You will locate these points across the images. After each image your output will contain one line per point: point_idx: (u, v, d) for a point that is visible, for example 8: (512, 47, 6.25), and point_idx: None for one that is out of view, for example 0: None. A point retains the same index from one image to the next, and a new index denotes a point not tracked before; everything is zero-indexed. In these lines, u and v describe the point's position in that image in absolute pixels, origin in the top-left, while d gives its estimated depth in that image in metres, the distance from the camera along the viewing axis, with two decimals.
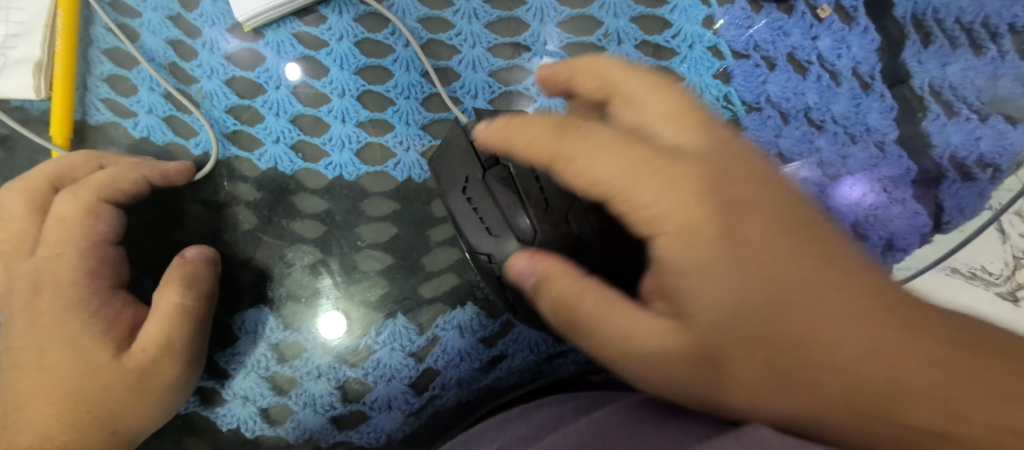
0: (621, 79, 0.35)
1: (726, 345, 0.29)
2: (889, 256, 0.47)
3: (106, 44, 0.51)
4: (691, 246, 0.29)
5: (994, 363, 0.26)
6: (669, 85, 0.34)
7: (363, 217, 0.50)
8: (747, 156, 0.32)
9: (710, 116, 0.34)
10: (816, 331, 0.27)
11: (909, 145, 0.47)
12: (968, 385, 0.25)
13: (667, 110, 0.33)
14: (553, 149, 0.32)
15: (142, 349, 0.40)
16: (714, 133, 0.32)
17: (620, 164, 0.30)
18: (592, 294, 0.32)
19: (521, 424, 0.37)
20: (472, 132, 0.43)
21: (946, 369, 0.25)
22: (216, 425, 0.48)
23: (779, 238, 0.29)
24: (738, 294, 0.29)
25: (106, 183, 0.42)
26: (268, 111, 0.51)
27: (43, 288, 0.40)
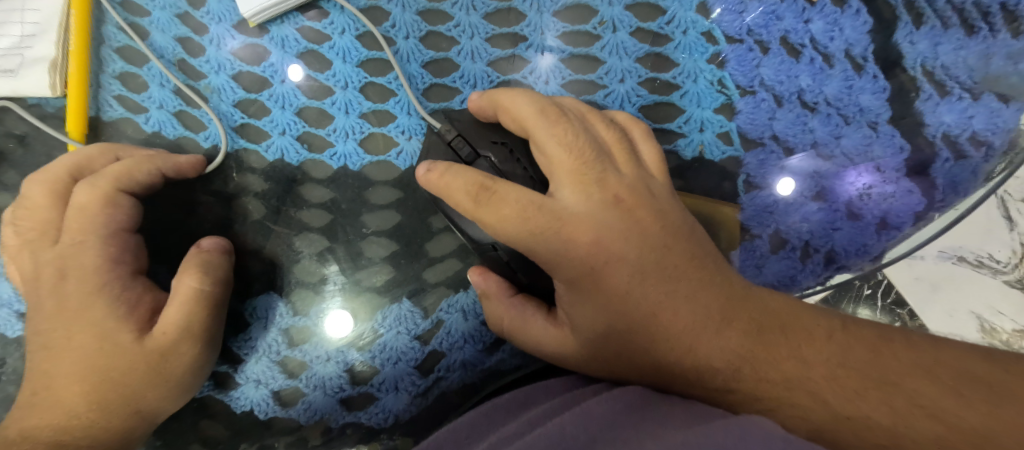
0: (535, 129, 0.41)
1: (604, 351, 0.39)
2: (884, 234, 0.47)
3: (118, 43, 0.53)
4: (578, 292, 0.39)
5: (771, 342, 0.37)
6: (577, 142, 0.40)
7: (367, 205, 0.52)
8: (626, 213, 0.39)
9: (607, 171, 0.41)
10: (655, 340, 0.38)
11: (902, 124, 0.48)
12: (746, 362, 0.36)
13: (569, 169, 0.40)
14: (473, 213, 0.40)
15: (163, 332, 0.42)
16: (603, 194, 0.40)
17: (526, 231, 0.39)
18: (509, 313, 0.44)
19: (513, 418, 0.39)
20: (446, 136, 0.44)
21: (735, 352, 0.36)
22: (231, 408, 0.50)
23: (638, 278, 0.38)
24: (607, 321, 0.39)
25: (123, 174, 0.44)
26: (274, 104, 0.52)
27: (67, 274, 0.42)
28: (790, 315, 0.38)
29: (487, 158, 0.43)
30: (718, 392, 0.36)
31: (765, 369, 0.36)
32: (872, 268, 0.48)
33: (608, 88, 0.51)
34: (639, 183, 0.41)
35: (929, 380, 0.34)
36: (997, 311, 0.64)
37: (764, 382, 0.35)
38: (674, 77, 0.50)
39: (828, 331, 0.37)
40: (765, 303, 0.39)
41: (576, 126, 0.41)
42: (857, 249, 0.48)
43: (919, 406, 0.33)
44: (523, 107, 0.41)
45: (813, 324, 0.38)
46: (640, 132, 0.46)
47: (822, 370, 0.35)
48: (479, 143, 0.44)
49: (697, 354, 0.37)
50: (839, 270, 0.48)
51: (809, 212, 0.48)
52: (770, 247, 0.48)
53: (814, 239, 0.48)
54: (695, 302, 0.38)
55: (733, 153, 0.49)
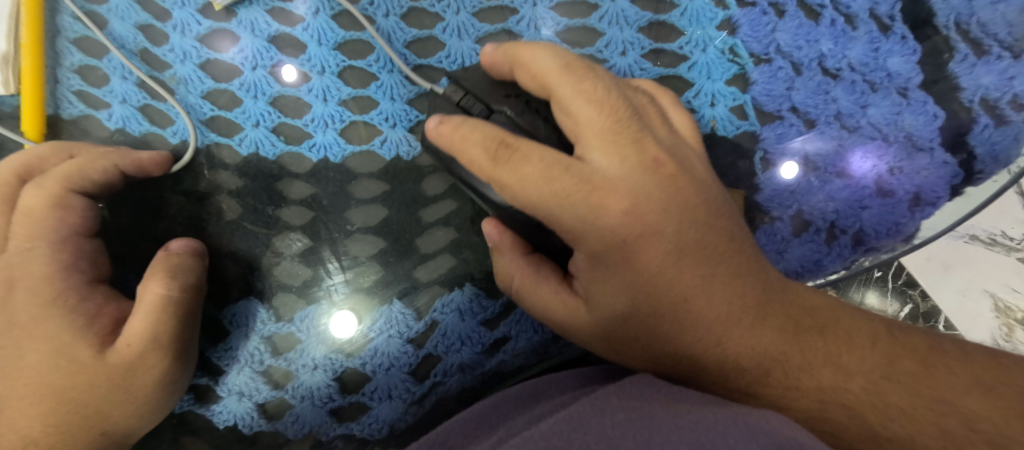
0: (559, 85, 0.36)
1: (620, 335, 0.35)
2: (917, 211, 0.43)
3: (75, 33, 0.49)
4: (600, 265, 0.34)
5: (808, 344, 0.33)
6: (609, 98, 0.36)
7: (352, 200, 0.48)
8: (666, 179, 0.35)
9: (643, 132, 0.36)
10: (682, 329, 0.33)
11: (935, 89, 0.43)
12: (777, 364, 0.32)
13: (600, 128, 0.35)
14: (490, 172, 0.35)
15: (128, 344, 0.38)
16: (640, 158, 0.35)
17: (548, 192, 0.34)
18: (521, 272, 0.38)
19: (522, 410, 0.35)
20: (454, 96, 0.40)
21: (767, 351, 0.33)
22: (214, 423, 0.46)
23: (675, 257, 0.34)
24: (630, 301, 0.34)
25: (73, 173, 0.40)
26: (246, 94, 0.48)
27: (16, 285, 0.38)
28: (829, 316, 0.34)
29: (503, 112, 0.39)
30: (739, 395, 0.33)
31: (797, 374, 0.32)
32: (905, 250, 0.43)
33: (609, 62, 0.46)
34: (678, 151, 0.37)
35: (989, 401, 0.30)
36: (1012, 289, 0.60)
37: (793, 390, 0.32)
38: (681, 47, 0.46)
39: (872, 337, 0.33)
40: (802, 300, 0.35)
41: (608, 82, 0.37)
42: (887, 228, 0.43)
43: (976, 430, 0.29)
44: (545, 61, 0.36)
45: (856, 328, 0.34)
46: (668, 99, 0.42)
47: (861, 381, 0.32)
48: (491, 98, 0.39)
49: (726, 349, 0.33)
50: (867, 252, 0.44)
51: (833, 189, 0.44)
52: (791, 230, 0.44)
53: (840, 220, 0.44)
54: (732, 291, 0.34)
55: (748, 127, 0.45)
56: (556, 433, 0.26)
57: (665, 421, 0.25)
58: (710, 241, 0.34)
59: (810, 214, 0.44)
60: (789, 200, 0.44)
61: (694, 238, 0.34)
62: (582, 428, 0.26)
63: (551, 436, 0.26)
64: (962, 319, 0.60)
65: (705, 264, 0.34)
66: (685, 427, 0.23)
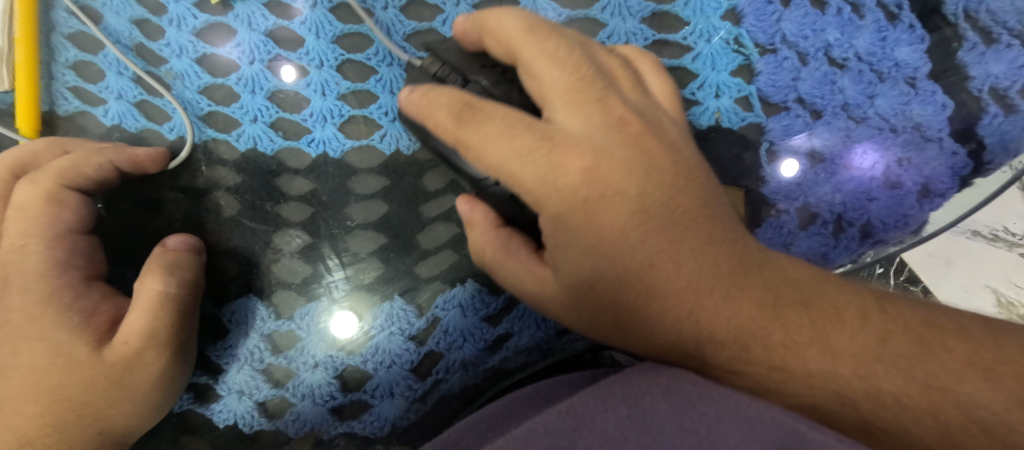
0: (523, 48, 0.36)
1: (590, 304, 0.35)
2: (926, 203, 0.42)
3: (70, 29, 0.48)
4: (564, 231, 0.34)
5: (789, 319, 0.32)
6: (572, 59, 0.36)
7: (351, 196, 0.47)
8: (632, 139, 0.35)
9: (609, 91, 0.36)
10: (651, 299, 0.33)
11: (944, 79, 0.42)
12: (756, 339, 0.31)
13: (563, 89, 0.35)
14: (453, 133, 0.36)
15: (125, 342, 0.38)
16: (605, 116, 0.35)
17: (509, 152, 0.34)
18: (492, 245, 0.38)
19: (533, 411, 0.34)
20: (431, 68, 0.40)
21: (744, 325, 0.31)
22: (214, 422, 0.46)
23: (638, 220, 0.33)
24: (594, 267, 0.34)
25: (67, 169, 0.39)
26: (243, 89, 0.48)
27: (11, 282, 0.37)
28: (815, 290, 0.33)
29: (479, 83, 0.38)
30: (718, 372, 0.32)
31: (778, 352, 0.31)
32: (912, 242, 0.43)
33: None
34: (649, 111, 0.37)
35: (990, 386, 0.28)
36: (1014, 284, 0.59)
37: (777, 370, 0.31)
38: (685, 37, 0.45)
39: (862, 313, 0.31)
40: (786, 273, 0.33)
41: (574, 44, 0.37)
42: (895, 221, 0.43)
43: (974, 421, 0.27)
44: (510, 24, 0.36)
45: (843, 302, 0.32)
46: (647, 63, 0.41)
47: (851, 363, 0.30)
48: (468, 69, 0.39)
49: (699, 321, 0.32)
50: (875, 244, 0.43)
51: (841, 181, 0.43)
52: (798, 223, 0.43)
53: (848, 212, 0.43)
54: (702, 260, 0.33)
55: (754, 119, 0.44)
56: (555, 432, 0.25)
57: (667, 418, 0.24)
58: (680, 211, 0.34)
59: (817, 206, 0.43)
60: (795, 192, 0.44)
61: (657, 197, 0.34)
62: (584, 425, 0.25)
63: (552, 432, 0.25)
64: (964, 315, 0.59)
65: (673, 229, 0.33)
66: (686, 429, 0.23)
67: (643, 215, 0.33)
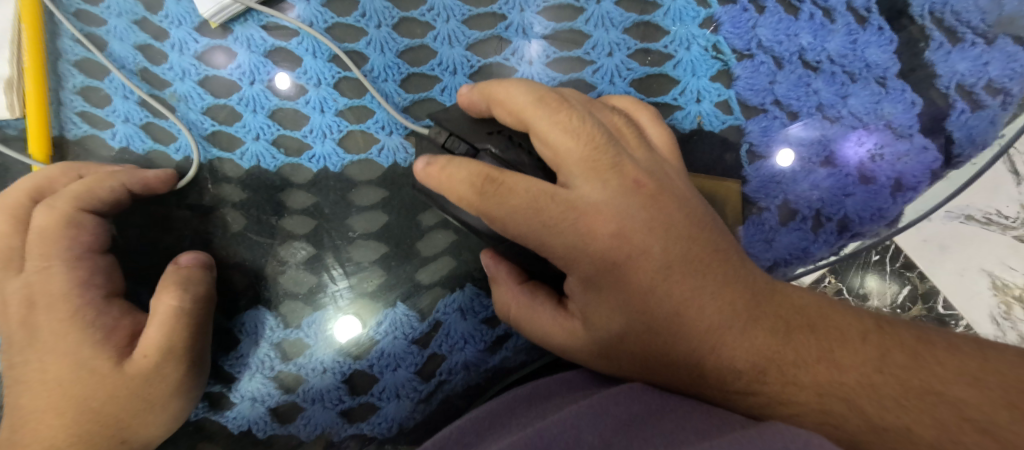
0: (535, 119, 0.37)
1: (616, 349, 0.37)
2: (899, 196, 0.44)
3: (75, 56, 0.50)
4: (593, 289, 0.36)
5: (799, 343, 0.34)
6: (584, 127, 0.37)
7: (353, 208, 0.49)
8: (648, 199, 0.36)
9: (620, 155, 0.37)
10: (675, 337, 0.35)
11: (912, 78, 0.45)
12: (771, 363, 0.34)
13: (579, 158, 0.36)
14: (478, 206, 0.37)
15: (144, 355, 0.40)
16: (621, 181, 0.36)
17: (538, 223, 0.36)
18: (516, 301, 0.41)
19: (532, 409, 0.37)
20: (438, 138, 0.42)
21: (761, 352, 0.34)
22: (228, 428, 0.48)
23: (664, 274, 0.35)
24: (626, 322, 0.36)
25: (83, 192, 0.41)
26: (245, 108, 0.50)
27: (37, 302, 0.40)
28: (820, 315, 0.36)
29: (488, 150, 0.39)
30: (737, 394, 0.34)
31: (792, 371, 0.34)
32: (889, 234, 0.45)
33: (596, 64, 0.48)
34: (658, 171, 0.38)
35: (975, 390, 0.31)
36: (1008, 267, 0.62)
37: (791, 386, 0.33)
38: (666, 46, 0.47)
39: (863, 332, 0.35)
40: (791, 300, 0.37)
41: (581, 112, 0.38)
42: (871, 214, 0.45)
43: (967, 419, 0.30)
44: (520, 97, 0.38)
45: (846, 324, 0.35)
46: (647, 115, 0.43)
47: (855, 375, 0.33)
48: (475, 137, 0.40)
49: (721, 354, 0.34)
50: (852, 237, 0.45)
51: (817, 178, 0.45)
52: (779, 219, 0.46)
53: (826, 208, 0.45)
54: (721, 299, 0.35)
55: (733, 122, 0.46)
56: None
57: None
58: (666, 235, 0.36)
59: (796, 202, 0.45)
60: (773, 189, 0.45)
61: (671, 250, 0.35)
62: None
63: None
64: (960, 297, 0.62)
65: (689, 272, 0.35)
66: None
67: (669, 267, 0.35)
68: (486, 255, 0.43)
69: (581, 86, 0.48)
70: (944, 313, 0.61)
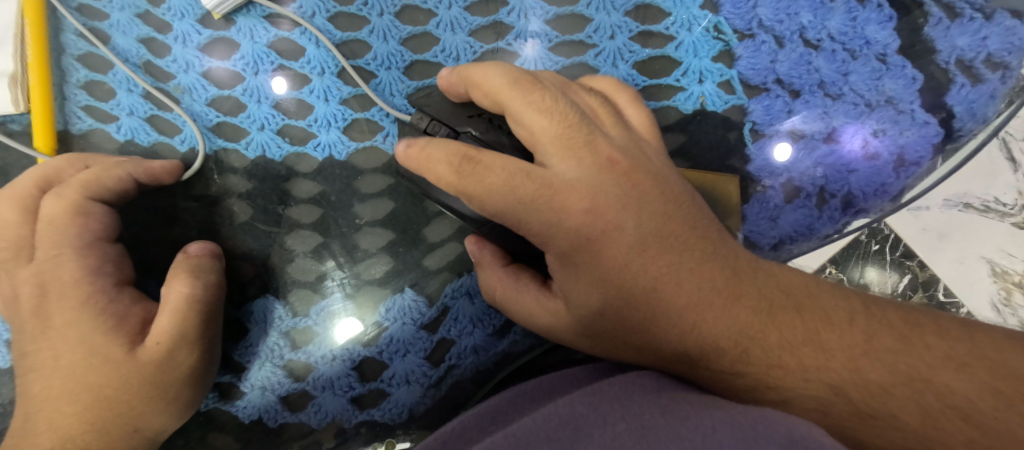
0: (510, 100, 0.37)
1: (597, 325, 0.37)
2: (902, 171, 0.45)
3: (79, 50, 0.50)
4: (571, 266, 0.36)
5: (782, 321, 0.34)
6: (556, 106, 0.37)
7: (358, 196, 0.50)
8: (622, 177, 0.36)
9: (594, 133, 0.37)
10: (656, 317, 0.35)
11: (913, 54, 0.45)
12: (753, 342, 0.33)
13: (554, 135, 0.36)
14: (456, 186, 0.36)
15: (156, 342, 0.40)
16: (595, 159, 0.36)
17: (514, 201, 0.35)
18: (501, 282, 0.41)
19: (534, 404, 0.37)
20: (420, 123, 0.42)
21: (742, 331, 0.34)
22: (238, 417, 0.48)
23: (638, 248, 0.35)
24: (602, 297, 0.36)
25: (90, 182, 0.41)
26: (249, 99, 0.50)
27: (48, 290, 0.40)
28: (806, 295, 0.35)
29: (469, 133, 0.40)
30: (724, 377, 0.34)
31: (774, 353, 0.33)
32: (893, 208, 0.45)
33: (598, 47, 0.48)
34: (633, 149, 0.38)
35: (964, 376, 0.31)
36: (1008, 254, 0.62)
37: (774, 368, 0.33)
38: (667, 28, 0.48)
39: (849, 314, 0.34)
40: (775, 279, 0.36)
41: (556, 93, 0.38)
42: (875, 189, 0.45)
43: (951, 407, 0.30)
44: (495, 78, 0.37)
45: (833, 306, 0.35)
46: (625, 96, 0.43)
47: (841, 358, 0.32)
48: (456, 121, 0.41)
49: (703, 332, 0.34)
50: (857, 213, 0.45)
51: (822, 155, 0.45)
52: (783, 197, 0.46)
53: (830, 184, 0.45)
54: (699, 277, 0.35)
55: (736, 101, 0.47)
56: (559, 439, 0.27)
57: (665, 429, 0.25)
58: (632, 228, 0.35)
59: (800, 181, 0.46)
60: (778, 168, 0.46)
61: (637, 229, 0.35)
62: (584, 440, 0.26)
63: (555, 441, 0.27)
64: (961, 286, 0.62)
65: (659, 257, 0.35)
66: (683, 437, 0.24)
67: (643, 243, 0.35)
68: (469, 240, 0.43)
69: (584, 69, 0.48)
70: (945, 300, 0.62)
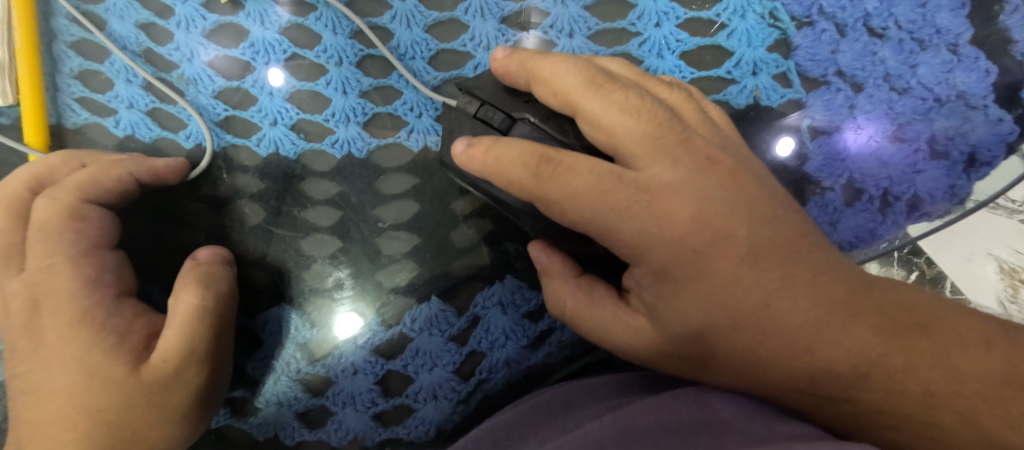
0: (585, 101, 0.34)
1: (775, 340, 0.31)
2: (973, 173, 0.42)
3: (72, 36, 0.45)
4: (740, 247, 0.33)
5: (907, 342, 0.30)
6: (642, 105, 0.34)
7: (381, 197, 0.46)
8: (725, 177, 0.33)
9: (687, 131, 0.34)
10: (766, 339, 0.31)
11: (986, 45, 0.41)
12: (877, 366, 0.30)
13: (642, 135, 0.33)
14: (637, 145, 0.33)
15: (162, 359, 0.36)
16: (692, 160, 0.33)
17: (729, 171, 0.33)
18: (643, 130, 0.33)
19: (552, 421, 0.34)
20: (469, 108, 0.37)
21: (862, 353, 0.30)
22: (251, 435, 0.45)
23: (750, 260, 0.31)
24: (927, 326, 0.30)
25: (87, 182, 0.38)
26: (261, 91, 0.46)
27: (41, 305, 0.36)
28: (929, 312, 0.31)
29: (526, 119, 0.36)
30: (827, 401, 0.30)
31: (901, 377, 0.29)
32: (958, 213, 0.42)
33: (642, 36, 0.44)
34: (728, 146, 0.35)
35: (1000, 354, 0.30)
36: None
37: (895, 393, 0.30)
38: (718, 14, 0.44)
39: (983, 339, 0.30)
40: (894, 295, 0.32)
41: (638, 92, 0.35)
42: (943, 191, 0.42)
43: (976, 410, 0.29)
44: (568, 77, 0.34)
45: (963, 326, 0.31)
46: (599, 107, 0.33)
47: (974, 385, 0.29)
48: (510, 106, 0.37)
49: (817, 354, 0.30)
50: (921, 218, 0.42)
51: (884, 154, 0.42)
52: (843, 200, 0.43)
53: (894, 187, 0.42)
54: (815, 292, 0.31)
55: (793, 95, 0.43)
56: None
57: None
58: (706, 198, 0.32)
59: (866, 185, 0.42)
60: (839, 168, 0.42)
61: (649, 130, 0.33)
62: None
63: None
64: None
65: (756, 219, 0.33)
66: None
67: (594, 80, 0.34)
68: (536, 246, 0.39)
69: (625, 60, 0.44)
70: None
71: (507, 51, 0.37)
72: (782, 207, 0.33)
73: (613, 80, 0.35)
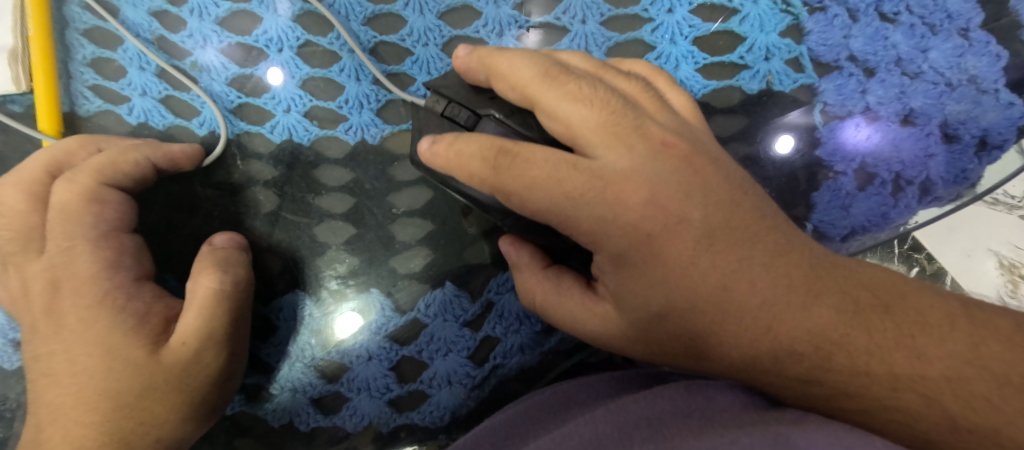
0: (541, 93, 0.32)
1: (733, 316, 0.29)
2: (984, 156, 0.42)
3: (85, 24, 0.45)
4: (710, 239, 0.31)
5: (871, 322, 0.28)
6: (597, 93, 0.32)
7: (394, 184, 0.46)
8: (682, 162, 0.31)
9: (642, 118, 0.32)
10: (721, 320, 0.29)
11: (997, 30, 0.41)
12: (838, 347, 0.28)
13: (596, 125, 0.31)
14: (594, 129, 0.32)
15: (181, 342, 0.36)
16: (647, 145, 0.31)
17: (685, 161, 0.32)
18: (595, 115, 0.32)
19: (555, 417, 0.34)
20: (436, 106, 0.37)
21: (823, 331, 0.28)
22: (267, 422, 0.45)
23: (707, 243, 0.30)
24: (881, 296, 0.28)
25: (104, 166, 0.38)
26: (274, 78, 0.46)
27: (60, 287, 0.36)
28: (894, 292, 0.29)
29: (492, 116, 0.35)
30: (795, 382, 0.28)
31: (862, 359, 0.27)
32: (971, 196, 0.43)
33: (655, 21, 0.44)
34: (686, 132, 0.34)
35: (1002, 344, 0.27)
36: None
37: (861, 375, 0.27)
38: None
39: (948, 317, 0.28)
40: (860, 276, 0.30)
41: (595, 82, 0.33)
42: (954, 175, 0.43)
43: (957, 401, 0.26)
44: (522, 69, 0.33)
45: (928, 305, 0.29)
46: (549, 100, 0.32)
47: (940, 366, 0.27)
48: (476, 103, 0.36)
49: (778, 333, 0.29)
50: (932, 202, 0.43)
51: (896, 139, 0.42)
52: (856, 184, 0.43)
53: (907, 171, 0.42)
54: (775, 272, 0.29)
55: (805, 80, 0.43)
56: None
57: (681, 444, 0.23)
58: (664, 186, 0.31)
59: (878, 169, 0.43)
60: (851, 153, 0.43)
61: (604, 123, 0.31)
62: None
63: None
64: None
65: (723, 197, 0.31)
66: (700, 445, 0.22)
67: (549, 72, 0.33)
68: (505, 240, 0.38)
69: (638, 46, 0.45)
70: None
71: (468, 49, 0.36)
72: (744, 191, 0.32)
73: (569, 72, 0.33)
